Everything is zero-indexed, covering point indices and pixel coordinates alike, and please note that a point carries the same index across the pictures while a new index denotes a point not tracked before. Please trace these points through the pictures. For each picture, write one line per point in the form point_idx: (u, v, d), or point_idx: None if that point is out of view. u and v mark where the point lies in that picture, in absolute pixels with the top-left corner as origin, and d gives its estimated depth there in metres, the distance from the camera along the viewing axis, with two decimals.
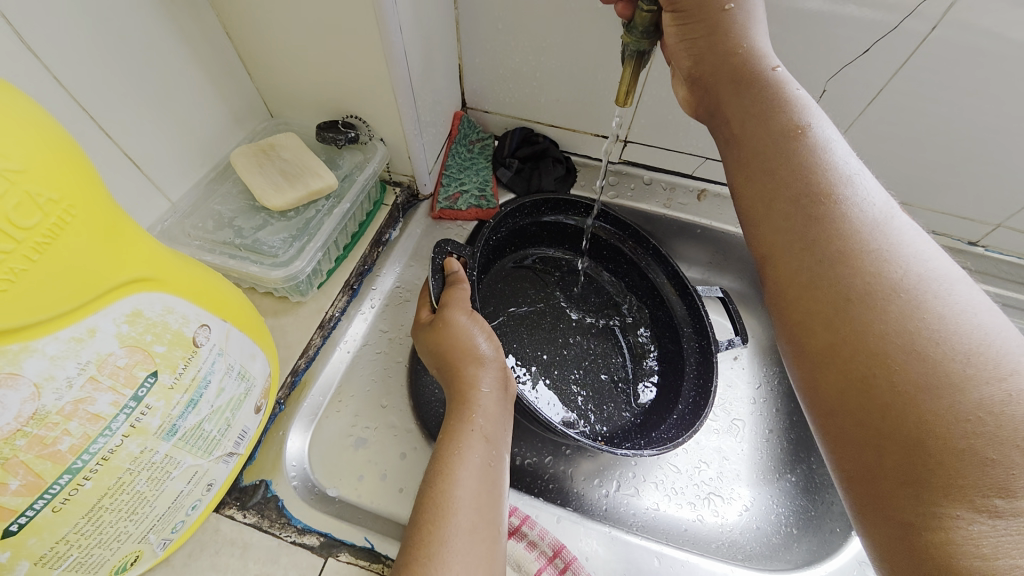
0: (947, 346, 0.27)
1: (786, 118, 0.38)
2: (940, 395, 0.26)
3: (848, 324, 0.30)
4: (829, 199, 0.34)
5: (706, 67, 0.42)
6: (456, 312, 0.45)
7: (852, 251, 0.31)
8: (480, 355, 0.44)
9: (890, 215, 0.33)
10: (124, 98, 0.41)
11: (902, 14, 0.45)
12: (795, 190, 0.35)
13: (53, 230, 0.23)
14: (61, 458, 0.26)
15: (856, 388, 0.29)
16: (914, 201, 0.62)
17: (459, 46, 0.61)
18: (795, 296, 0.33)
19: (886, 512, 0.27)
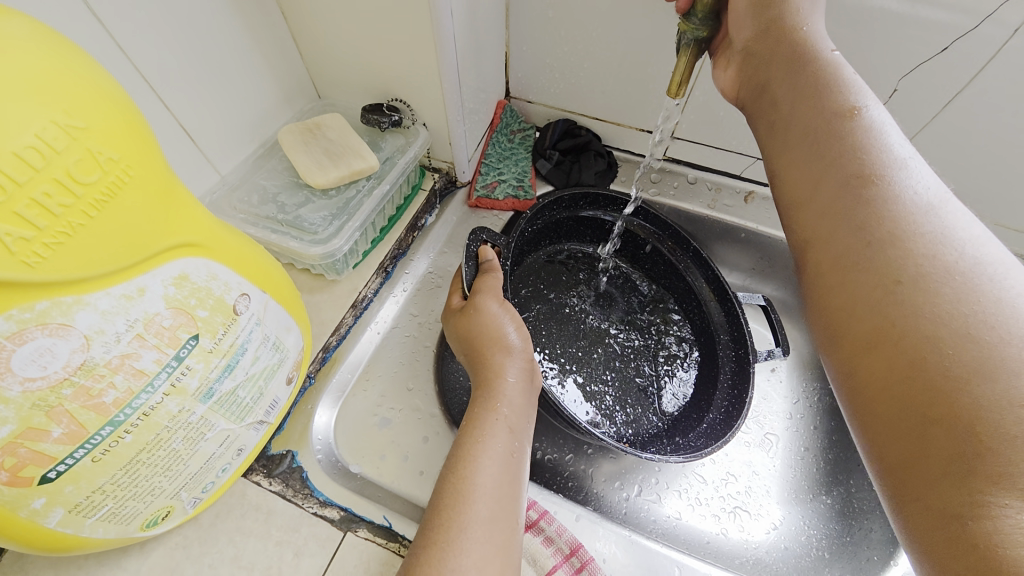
0: (1005, 331, 0.25)
1: (840, 98, 0.36)
2: (993, 380, 0.24)
3: (895, 308, 0.28)
4: (880, 178, 0.31)
5: (765, 43, 0.40)
6: (488, 299, 0.44)
7: (902, 232, 0.29)
8: (508, 343, 0.43)
9: (945, 197, 0.30)
10: (181, 70, 0.43)
11: (978, 18, 0.42)
12: (843, 169, 0.33)
13: (110, 188, 0.24)
14: (104, 410, 0.27)
15: (899, 376, 0.27)
16: (985, 218, 0.57)
17: (507, 33, 0.60)
18: (840, 279, 0.31)
19: (926, 503, 0.25)
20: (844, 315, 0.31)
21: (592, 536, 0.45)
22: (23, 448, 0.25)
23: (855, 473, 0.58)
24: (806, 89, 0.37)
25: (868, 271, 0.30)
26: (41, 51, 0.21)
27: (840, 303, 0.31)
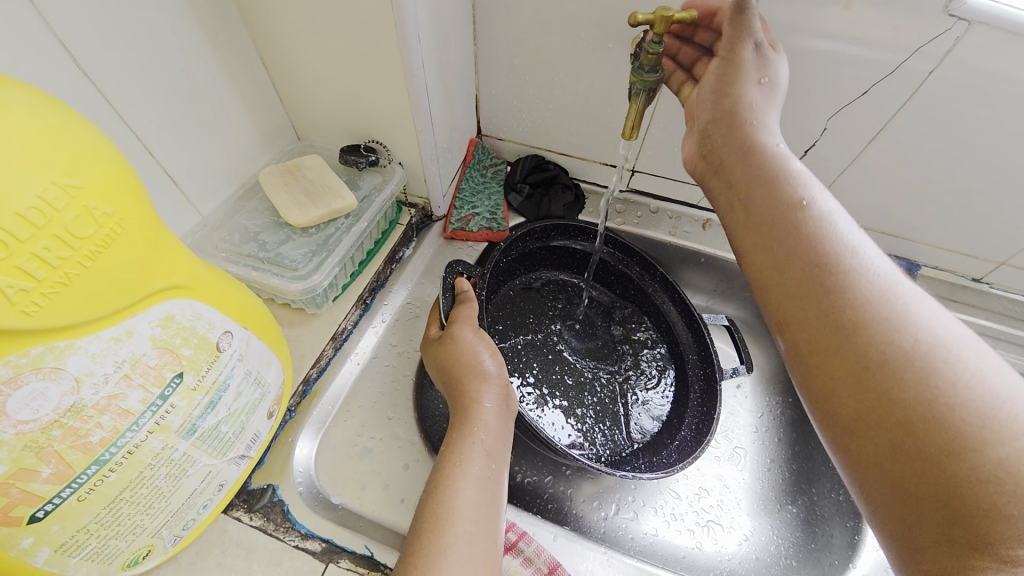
0: (962, 410, 0.28)
1: (786, 191, 0.37)
2: (962, 458, 0.27)
3: (872, 392, 0.30)
4: (837, 266, 0.34)
5: (718, 127, 0.43)
6: (463, 330, 0.47)
7: (865, 323, 0.31)
8: (483, 371, 0.45)
9: (896, 282, 0.33)
10: (167, 118, 0.45)
11: (905, 53, 0.47)
12: (805, 256, 0.35)
13: (105, 239, 0.26)
14: (91, 449, 0.28)
15: (887, 453, 0.30)
16: (915, 238, 0.63)
17: (477, 78, 0.65)
18: (813, 362, 0.34)
19: (924, 566, 0.28)
20: (826, 394, 0.33)
21: (571, 554, 0.46)
22: (12, 489, 0.26)
23: (817, 481, 0.61)
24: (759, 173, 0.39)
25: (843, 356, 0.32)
26: (43, 118, 0.23)
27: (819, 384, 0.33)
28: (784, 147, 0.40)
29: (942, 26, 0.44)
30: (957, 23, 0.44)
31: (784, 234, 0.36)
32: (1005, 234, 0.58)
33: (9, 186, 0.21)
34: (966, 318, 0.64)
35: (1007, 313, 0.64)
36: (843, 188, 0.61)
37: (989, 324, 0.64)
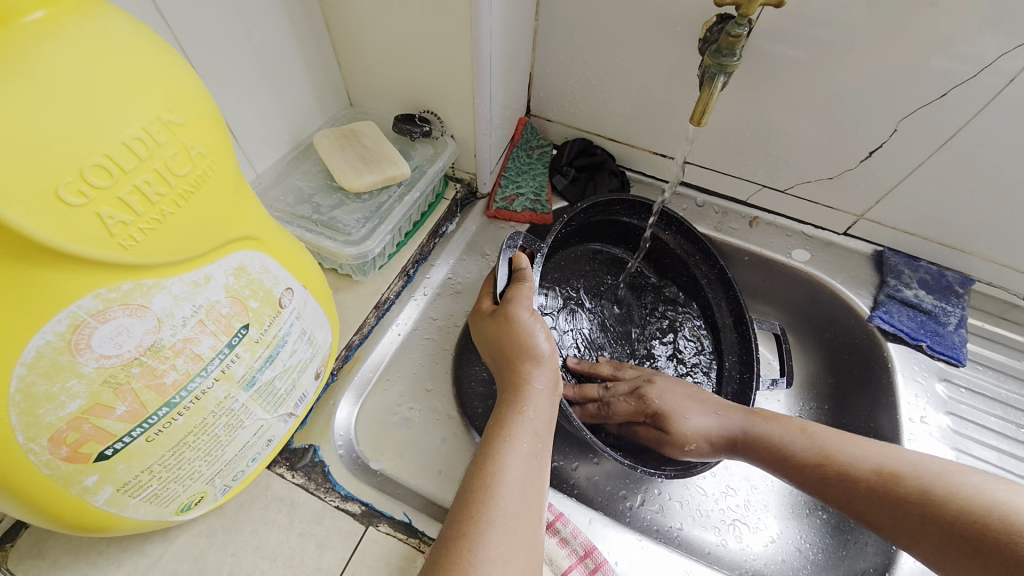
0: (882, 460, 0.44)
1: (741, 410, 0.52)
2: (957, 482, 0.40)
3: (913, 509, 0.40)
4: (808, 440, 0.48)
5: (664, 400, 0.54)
6: (523, 308, 0.46)
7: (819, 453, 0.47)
8: (537, 349, 0.45)
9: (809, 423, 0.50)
10: (233, 72, 0.45)
11: (983, 64, 0.45)
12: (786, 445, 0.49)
13: (196, 181, 0.26)
14: (163, 390, 0.29)
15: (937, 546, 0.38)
16: (975, 252, 0.61)
17: (534, 55, 0.64)
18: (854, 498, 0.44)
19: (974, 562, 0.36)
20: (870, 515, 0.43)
21: (605, 539, 0.46)
22: (87, 424, 0.26)
23: None
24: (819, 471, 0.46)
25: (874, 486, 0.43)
26: (149, 49, 0.23)
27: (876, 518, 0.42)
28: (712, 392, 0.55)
29: None
30: None
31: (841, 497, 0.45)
32: None
33: (119, 113, 0.21)
34: (1018, 338, 0.62)
35: None
36: (905, 194, 0.59)
37: None
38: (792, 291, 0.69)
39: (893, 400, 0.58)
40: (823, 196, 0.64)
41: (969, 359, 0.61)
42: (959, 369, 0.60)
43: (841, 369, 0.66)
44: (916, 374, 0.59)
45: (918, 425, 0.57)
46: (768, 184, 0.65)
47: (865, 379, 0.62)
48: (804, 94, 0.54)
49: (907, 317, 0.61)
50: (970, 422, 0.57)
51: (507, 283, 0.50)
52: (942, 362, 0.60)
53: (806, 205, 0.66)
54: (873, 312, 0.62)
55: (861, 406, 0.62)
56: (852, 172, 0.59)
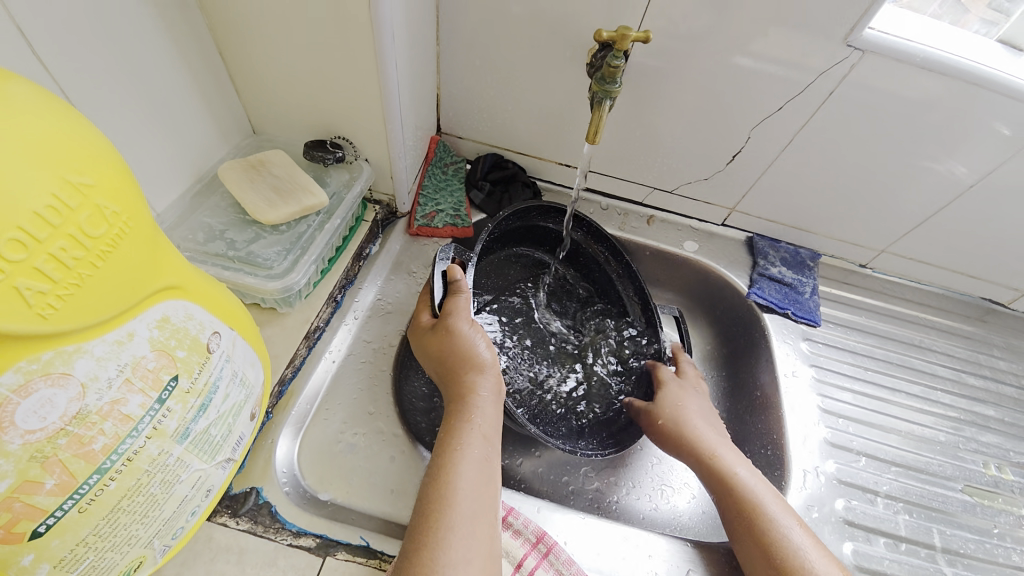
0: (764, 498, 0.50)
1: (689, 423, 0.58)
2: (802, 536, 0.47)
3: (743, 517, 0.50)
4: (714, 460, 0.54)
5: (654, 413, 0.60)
6: (463, 320, 0.48)
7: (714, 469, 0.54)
8: (482, 358, 0.48)
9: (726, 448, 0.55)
10: (120, 108, 0.42)
11: (814, 74, 0.57)
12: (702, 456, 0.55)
13: (114, 239, 0.25)
14: (93, 457, 0.28)
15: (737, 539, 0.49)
16: (819, 231, 0.75)
17: (439, 77, 0.66)
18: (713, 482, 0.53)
19: None
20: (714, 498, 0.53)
21: (553, 523, 0.50)
22: (16, 503, 0.25)
23: (748, 442, 0.68)
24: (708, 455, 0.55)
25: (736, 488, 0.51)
26: (53, 115, 0.22)
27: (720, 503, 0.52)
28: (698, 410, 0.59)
29: (843, 53, 0.54)
30: (853, 53, 0.54)
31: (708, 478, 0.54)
32: (882, 227, 0.72)
33: (27, 186, 0.21)
34: (857, 297, 0.78)
35: (885, 291, 0.78)
36: (763, 188, 0.71)
37: (872, 301, 0.78)
38: (685, 279, 0.80)
39: (771, 359, 0.70)
40: (703, 194, 0.74)
41: (823, 318, 0.75)
42: (816, 328, 0.73)
43: (733, 343, 0.76)
44: (786, 335, 0.72)
45: (791, 379, 0.68)
46: (658, 186, 0.74)
47: (749, 347, 0.74)
48: (678, 107, 0.63)
49: (775, 290, 0.73)
50: (829, 370, 0.71)
51: (444, 295, 0.52)
52: (804, 324, 0.73)
53: (690, 202, 0.76)
54: (750, 290, 0.73)
55: (745, 370, 0.73)
56: (722, 173, 0.70)
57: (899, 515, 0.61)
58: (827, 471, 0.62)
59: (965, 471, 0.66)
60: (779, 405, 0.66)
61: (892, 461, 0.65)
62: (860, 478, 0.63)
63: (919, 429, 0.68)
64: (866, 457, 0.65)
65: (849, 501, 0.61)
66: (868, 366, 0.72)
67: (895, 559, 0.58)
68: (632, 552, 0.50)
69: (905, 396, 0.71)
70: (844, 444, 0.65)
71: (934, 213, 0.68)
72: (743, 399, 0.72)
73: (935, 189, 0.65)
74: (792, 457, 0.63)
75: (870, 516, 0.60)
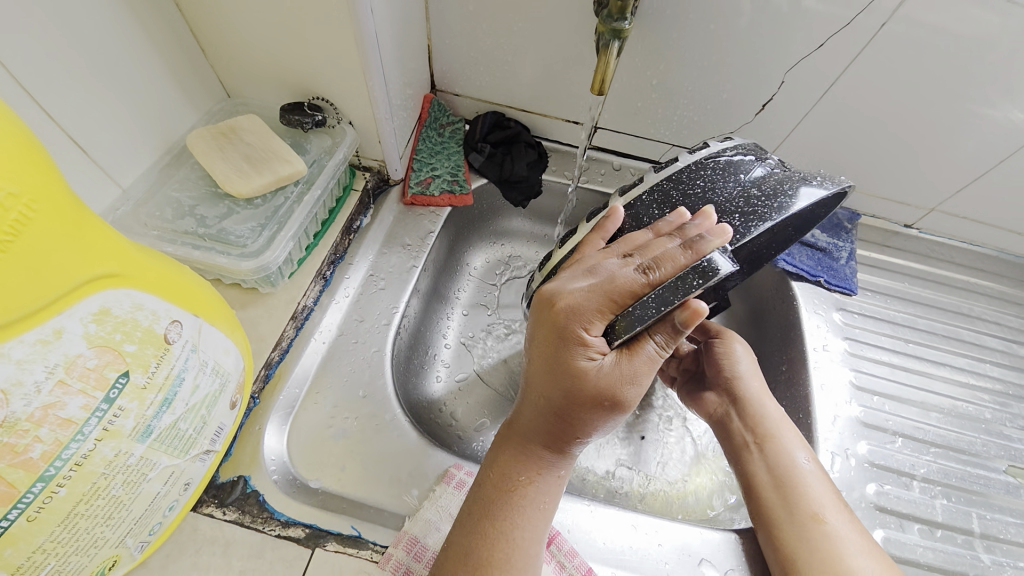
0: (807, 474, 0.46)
1: (736, 383, 0.52)
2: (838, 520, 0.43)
3: (782, 499, 0.45)
4: (757, 427, 0.49)
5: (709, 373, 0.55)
6: (640, 390, 0.37)
7: (756, 436, 0.49)
8: (610, 427, 0.39)
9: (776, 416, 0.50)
10: (64, 73, 0.38)
11: (856, 11, 0.48)
12: (743, 420, 0.51)
13: (14, 225, 0.22)
14: (34, 466, 0.25)
15: (767, 520, 0.45)
16: (861, 189, 0.67)
17: (428, 26, 0.59)
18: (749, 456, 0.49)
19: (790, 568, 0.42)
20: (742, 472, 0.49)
21: (556, 510, 0.48)
22: None
23: None
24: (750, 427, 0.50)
25: (779, 466, 0.46)
26: None
27: (752, 480, 0.47)
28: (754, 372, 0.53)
29: None
30: None
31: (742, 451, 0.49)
32: (935, 183, 0.63)
33: None
34: (899, 262, 0.70)
35: (933, 255, 0.70)
36: (797, 142, 0.63)
37: (917, 266, 0.70)
38: None
39: (800, 332, 0.64)
40: None
41: (860, 287, 0.68)
42: (851, 297, 0.66)
43: (761, 317, 0.70)
44: (817, 305, 0.65)
45: (821, 353, 0.63)
46: (677, 142, 0.67)
47: (777, 319, 0.67)
48: (698, 50, 0.55)
49: (807, 257, 0.66)
50: (865, 343, 0.64)
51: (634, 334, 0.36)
52: (838, 293, 0.66)
53: None
54: (777, 256, 0.66)
55: (772, 342, 0.67)
56: (750, 126, 0.62)
57: (936, 500, 0.56)
58: (857, 453, 0.57)
59: (1014, 452, 0.60)
60: (806, 381, 0.61)
61: (930, 442, 0.60)
62: (894, 460, 0.58)
63: (963, 406, 0.62)
64: (903, 438, 0.59)
65: (881, 485, 0.56)
66: (909, 338, 0.66)
67: (930, 547, 0.54)
68: (643, 542, 0.47)
69: (949, 370, 0.64)
70: (878, 424, 0.60)
71: (998, 166, 0.59)
72: (767, 374, 0.67)
73: (1002, 138, 0.56)
74: (819, 438, 0.58)
75: (904, 501, 0.56)
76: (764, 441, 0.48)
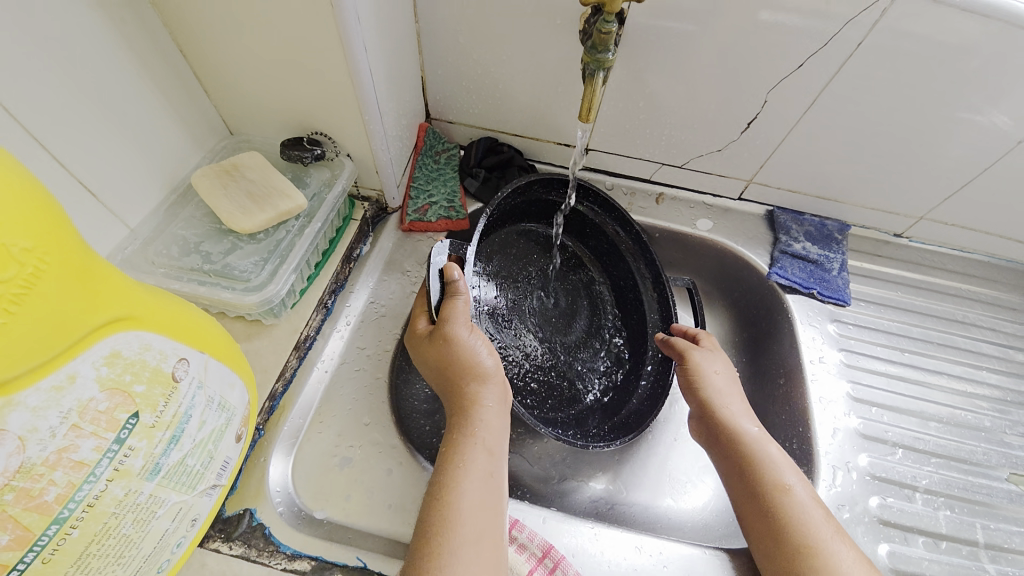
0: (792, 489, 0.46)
1: (715, 403, 0.53)
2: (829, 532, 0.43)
3: (777, 526, 0.45)
4: (740, 446, 0.50)
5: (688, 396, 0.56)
6: (457, 328, 0.43)
7: (741, 456, 0.49)
8: (485, 364, 0.44)
9: (757, 433, 0.50)
10: (75, 122, 0.40)
11: (841, 22, 0.49)
12: (725, 441, 0.51)
13: (29, 279, 0.23)
14: (47, 508, 0.26)
15: (767, 548, 0.45)
16: (849, 200, 0.68)
17: (422, 59, 0.62)
18: (741, 482, 0.48)
19: None
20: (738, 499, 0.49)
21: (561, 534, 0.48)
22: None
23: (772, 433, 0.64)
24: (734, 448, 0.50)
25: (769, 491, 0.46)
26: None
27: (745, 503, 0.47)
28: (728, 388, 0.55)
29: None
30: None
31: (734, 478, 0.49)
32: (921, 191, 0.65)
33: None
34: (890, 271, 0.71)
35: (923, 263, 0.72)
36: (784, 156, 0.64)
37: (908, 274, 0.71)
38: (702, 261, 0.74)
39: (797, 345, 0.65)
40: (716, 166, 0.68)
41: (854, 296, 0.69)
42: (846, 308, 0.67)
43: (755, 331, 0.71)
44: (812, 318, 0.66)
45: (818, 365, 0.63)
46: (667, 161, 0.68)
47: (772, 332, 0.68)
48: (682, 72, 0.57)
49: (799, 269, 0.67)
50: (860, 354, 0.65)
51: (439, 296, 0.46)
52: (833, 304, 0.67)
53: (703, 176, 0.70)
54: (770, 269, 0.68)
55: (770, 356, 0.68)
56: (736, 143, 0.64)
57: (939, 511, 0.57)
58: (859, 466, 0.58)
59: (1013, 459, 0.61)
60: (805, 394, 0.62)
61: (931, 452, 0.60)
62: (896, 472, 0.58)
63: (962, 414, 0.63)
64: (903, 449, 0.60)
65: (885, 498, 0.56)
66: (905, 347, 0.66)
67: (935, 559, 0.54)
68: (647, 562, 0.47)
69: (947, 378, 0.65)
70: (878, 436, 0.60)
71: (980, 174, 0.60)
72: (767, 387, 0.67)
73: (981, 145, 0.57)
74: (819, 452, 0.58)
75: (907, 514, 0.56)
76: (748, 460, 0.49)
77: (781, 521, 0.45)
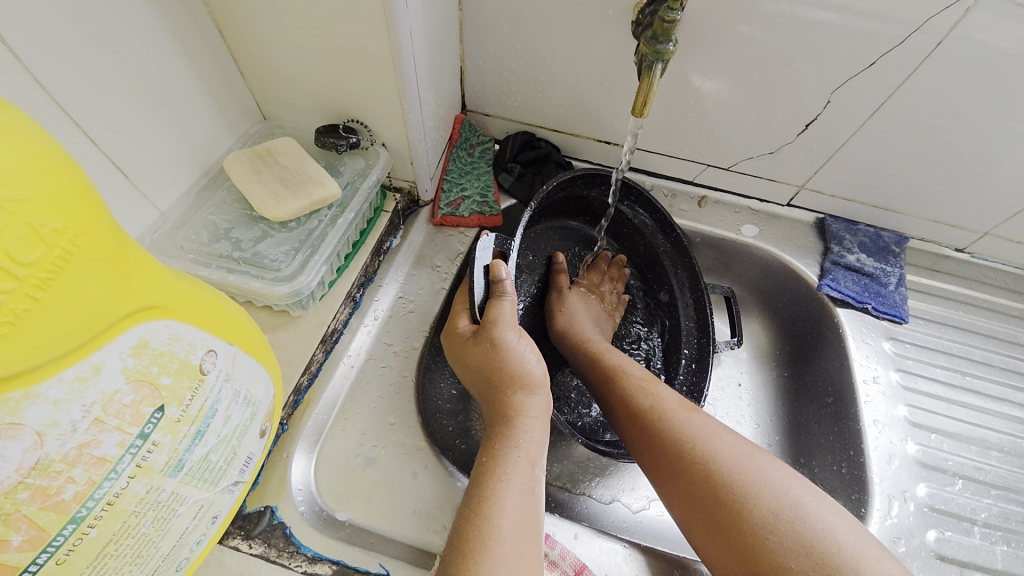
0: (696, 432, 0.43)
1: (612, 366, 0.51)
2: (747, 464, 0.41)
3: (723, 500, 0.39)
4: (646, 400, 0.47)
5: (584, 362, 0.54)
6: (507, 329, 0.43)
7: (642, 410, 0.46)
8: (536, 371, 0.43)
9: (660, 387, 0.48)
10: (109, 101, 0.38)
11: (909, 28, 0.46)
12: (626, 401, 0.48)
13: (57, 263, 0.21)
14: (65, 507, 0.24)
15: (710, 525, 0.39)
16: (910, 212, 0.64)
17: (461, 47, 0.59)
18: (670, 461, 0.43)
19: (727, 538, 0.38)
20: (672, 491, 0.42)
21: (593, 552, 0.45)
22: None
23: (816, 455, 0.60)
24: (636, 402, 0.47)
25: (701, 463, 0.41)
26: None
27: (656, 458, 0.44)
28: (612, 353, 0.53)
29: None
30: None
31: (662, 467, 0.43)
32: (992, 206, 0.59)
33: None
34: (951, 288, 0.66)
35: (988, 281, 0.66)
36: (842, 162, 0.60)
37: (971, 293, 0.66)
38: (744, 269, 0.71)
39: (848, 364, 0.60)
40: (766, 170, 0.64)
41: (911, 314, 0.64)
42: (902, 326, 0.63)
43: (798, 346, 0.67)
44: (866, 336, 0.62)
45: (872, 386, 0.59)
46: (713, 162, 0.65)
47: (817, 347, 0.65)
48: (738, 69, 0.53)
49: (852, 282, 0.63)
50: (918, 375, 0.60)
51: (484, 296, 0.45)
52: (887, 321, 0.62)
53: (750, 180, 0.66)
54: (821, 281, 0.63)
55: (815, 373, 0.64)
56: (791, 146, 0.60)
57: (996, 546, 0.52)
58: (917, 496, 0.54)
59: None
60: (858, 417, 0.57)
61: (991, 484, 0.56)
62: (957, 505, 0.54)
63: None
64: (964, 480, 0.55)
65: (943, 532, 0.52)
66: (966, 370, 0.62)
67: None
68: None
69: (1009, 406, 0.60)
70: (938, 465, 0.56)
71: None
72: (811, 406, 0.63)
73: None
74: (874, 480, 0.54)
75: (965, 550, 0.52)
76: (651, 413, 0.46)
77: (725, 492, 0.39)
